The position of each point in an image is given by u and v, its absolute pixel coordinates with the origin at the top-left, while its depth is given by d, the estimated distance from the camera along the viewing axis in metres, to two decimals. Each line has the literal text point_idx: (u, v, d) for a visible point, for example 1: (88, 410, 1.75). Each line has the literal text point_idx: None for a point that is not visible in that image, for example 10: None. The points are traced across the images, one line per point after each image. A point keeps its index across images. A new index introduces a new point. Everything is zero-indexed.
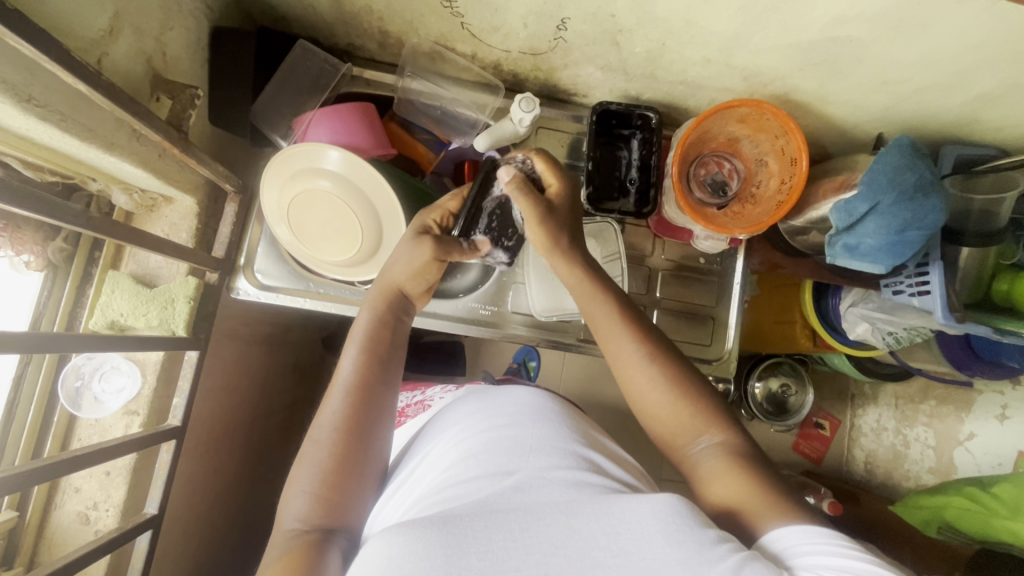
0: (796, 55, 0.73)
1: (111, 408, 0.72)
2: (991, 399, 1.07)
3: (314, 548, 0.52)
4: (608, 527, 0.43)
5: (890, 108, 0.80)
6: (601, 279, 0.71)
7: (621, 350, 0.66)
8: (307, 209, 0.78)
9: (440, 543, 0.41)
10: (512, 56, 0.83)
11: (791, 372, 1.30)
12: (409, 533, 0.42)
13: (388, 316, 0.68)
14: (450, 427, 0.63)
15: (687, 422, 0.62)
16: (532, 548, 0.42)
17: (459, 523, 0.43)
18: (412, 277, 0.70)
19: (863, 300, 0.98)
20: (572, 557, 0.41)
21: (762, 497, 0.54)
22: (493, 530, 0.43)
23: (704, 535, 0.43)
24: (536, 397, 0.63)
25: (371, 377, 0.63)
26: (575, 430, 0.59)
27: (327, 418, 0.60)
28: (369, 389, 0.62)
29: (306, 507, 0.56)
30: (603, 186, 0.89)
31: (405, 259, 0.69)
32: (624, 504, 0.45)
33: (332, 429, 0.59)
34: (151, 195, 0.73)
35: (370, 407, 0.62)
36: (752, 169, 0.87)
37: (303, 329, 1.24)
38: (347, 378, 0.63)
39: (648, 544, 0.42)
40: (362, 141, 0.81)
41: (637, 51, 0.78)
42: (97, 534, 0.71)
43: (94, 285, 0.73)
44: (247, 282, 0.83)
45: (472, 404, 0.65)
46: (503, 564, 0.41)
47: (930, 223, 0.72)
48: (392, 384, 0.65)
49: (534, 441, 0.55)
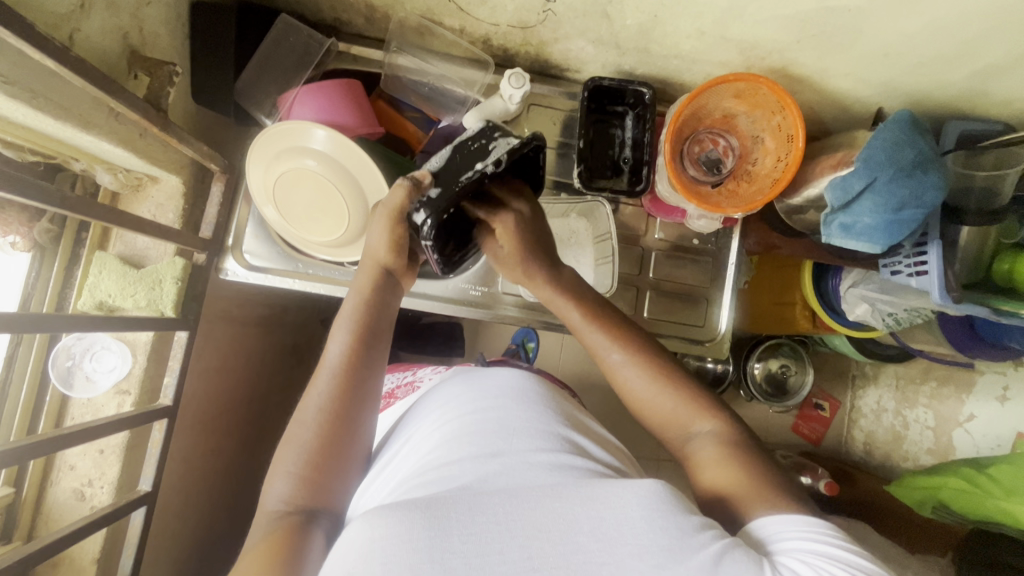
0: (793, 26, 0.70)
1: (103, 387, 0.73)
2: (993, 381, 1.08)
3: (299, 528, 0.54)
4: (592, 513, 0.43)
5: (892, 82, 0.77)
6: (579, 292, 0.71)
7: (598, 344, 0.67)
8: (292, 189, 0.76)
9: (424, 527, 0.41)
10: (501, 30, 0.81)
11: (790, 353, 1.29)
12: (394, 515, 0.42)
13: (376, 298, 0.67)
14: (438, 407, 0.64)
15: (681, 410, 0.62)
16: (515, 531, 0.42)
17: (443, 505, 0.43)
18: (392, 253, 0.67)
19: (864, 281, 0.97)
20: (555, 541, 0.41)
21: (745, 484, 0.54)
22: (477, 513, 0.43)
23: (687, 523, 0.43)
24: (523, 380, 0.63)
25: (359, 361, 0.63)
26: (558, 412, 0.59)
27: (313, 399, 0.61)
28: (355, 372, 0.62)
29: (289, 489, 0.57)
30: (593, 165, 0.88)
31: (377, 230, 0.66)
32: (608, 488, 0.45)
33: (318, 410, 0.60)
34: (136, 174, 0.73)
35: (358, 390, 0.62)
36: (748, 146, 0.85)
37: (300, 310, 1.24)
38: (333, 361, 0.63)
39: (632, 530, 0.42)
40: (348, 120, 0.79)
41: (629, 24, 0.76)
42: (92, 510, 0.72)
43: (81, 267, 0.73)
44: (236, 262, 0.83)
45: (458, 385, 0.66)
46: (486, 547, 0.41)
47: (928, 202, 0.70)
48: (379, 369, 0.65)
49: (517, 424, 0.56)
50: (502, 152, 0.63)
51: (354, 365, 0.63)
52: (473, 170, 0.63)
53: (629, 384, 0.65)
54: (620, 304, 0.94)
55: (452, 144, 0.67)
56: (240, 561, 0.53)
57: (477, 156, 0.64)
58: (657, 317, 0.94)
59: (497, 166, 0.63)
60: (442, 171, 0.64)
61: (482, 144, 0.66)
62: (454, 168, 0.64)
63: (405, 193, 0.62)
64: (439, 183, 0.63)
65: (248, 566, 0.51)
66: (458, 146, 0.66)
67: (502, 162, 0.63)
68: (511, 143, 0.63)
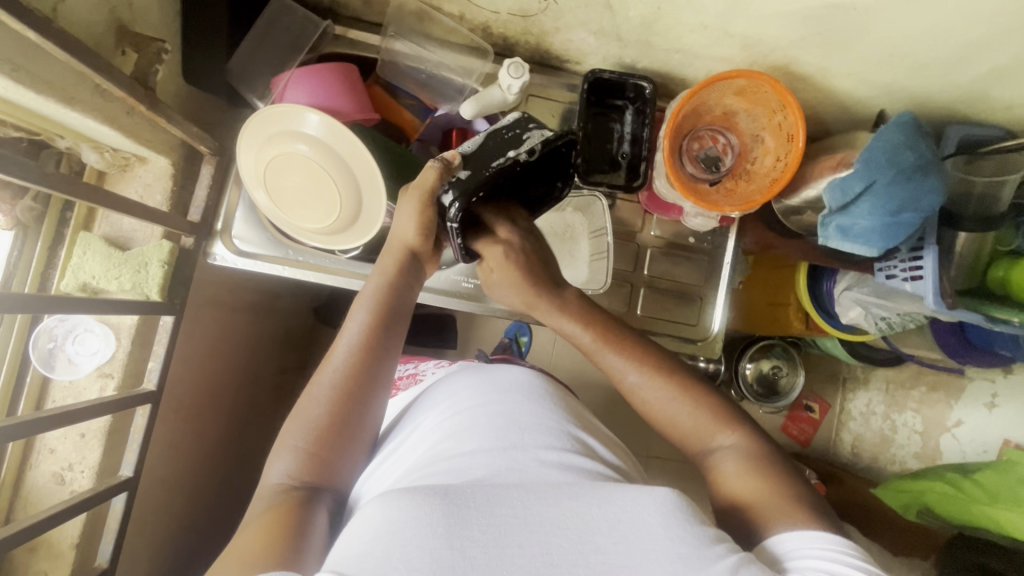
0: (797, 23, 0.69)
1: (85, 370, 0.71)
2: (981, 386, 1.08)
3: (302, 504, 0.54)
4: (609, 514, 0.43)
5: (895, 83, 0.77)
6: (595, 312, 0.72)
7: (616, 366, 0.68)
8: (283, 173, 0.75)
9: (442, 513, 0.41)
10: (501, 18, 0.79)
11: (783, 355, 1.29)
12: (412, 500, 0.42)
13: (400, 280, 0.66)
14: (449, 400, 0.64)
15: (700, 424, 0.62)
16: (534, 526, 0.41)
17: (461, 495, 0.43)
18: (421, 235, 0.66)
19: (858, 284, 0.97)
20: (572, 539, 0.41)
21: (774, 496, 0.53)
22: (494, 505, 0.43)
23: (703, 533, 0.42)
24: (536, 383, 0.64)
25: (377, 342, 0.63)
26: (568, 416, 0.60)
27: (327, 376, 0.61)
28: (372, 354, 0.62)
29: (294, 464, 0.57)
30: (592, 159, 0.87)
31: (406, 211, 0.65)
32: (625, 493, 0.45)
33: (331, 388, 0.60)
34: (124, 153, 0.72)
35: (374, 373, 0.62)
36: (748, 144, 0.84)
37: (292, 297, 1.23)
38: (350, 340, 0.63)
39: (650, 535, 0.41)
40: (343, 105, 0.77)
41: (632, 16, 0.74)
42: (72, 495, 0.71)
43: (65, 247, 0.71)
44: (224, 247, 0.81)
45: (470, 380, 0.66)
46: (504, 539, 0.40)
47: (926, 206, 0.70)
48: (394, 354, 0.64)
49: (529, 421, 0.56)
50: (536, 142, 0.67)
51: (372, 348, 0.62)
52: (507, 156, 0.66)
53: (651, 403, 0.65)
54: (614, 301, 0.93)
55: (486, 131, 0.70)
56: (240, 532, 0.52)
57: (511, 143, 0.67)
58: (649, 314, 0.93)
59: (532, 153, 0.66)
60: (474, 155, 0.67)
61: (515, 134, 0.69)
62: (486, 154, 0.67)
63: (438, 173, 0.64)
64: (472, 166, 0.65)
65: (248, 536, 0.50)
66: (492, 134, 0.69)
67: (536, 152, 0.66)
68: (545, 134, 0.67)
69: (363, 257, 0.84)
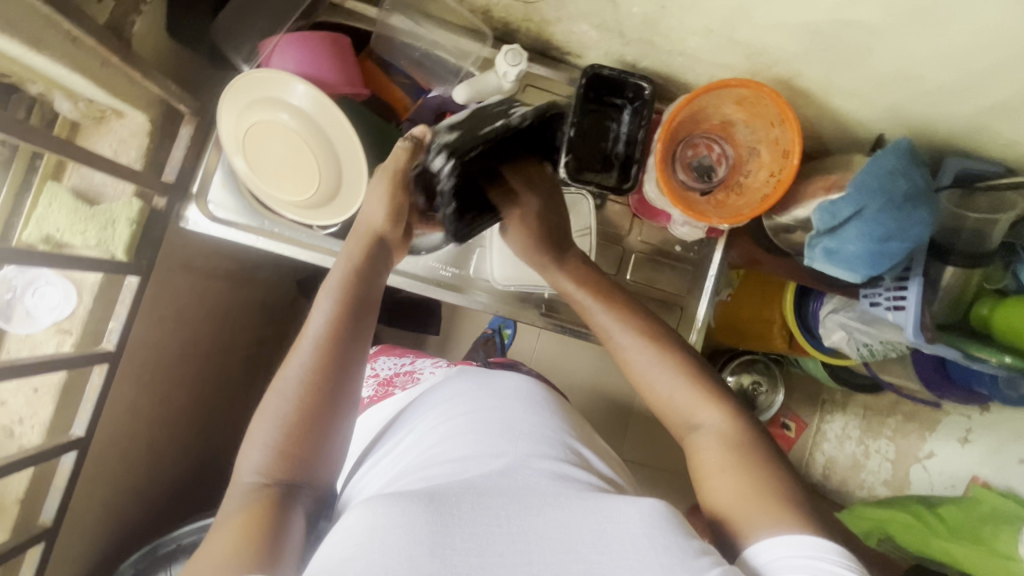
0: (801, 36, 0.67)
1: (43, 324, 0.70)
2: (957, 422, 1.15)
3: (280, 501, 0.53)
4: (594, 524, 0.44)
5: (898, 108, 0.74)
6: (597, 280, 0.73)
7: (609, 331, 0.68)
8: (265, 142, 0.73)
9: (427, 519, 0.42)
10: (502, 2, 0.77)
11: (763, 370, 1.26)
12: (396, 505, 0.43)
13: (364, 262, 0.66)
14: (444, 404, 0.65)
15: (681, 398, 0.62)
16: (517, 535, 0.42)
17: (447, 501, 0.44)
18: (390, 221, 0.68)
19: (844, 308, 0.95)
20: (556, 549, 0.42)
21: (753, 492, 0.52)
22: (480, 513, 0.43)
23: (687, 544, 0.43)
24: (533, 388, 0.66)
25: (343, 330, 0.61)
26: (565, 423, 0.62)
27: (292, 370, 0.59)
28: (336, 342, 0.60)
29: (264, 460, 0.55)
30: (583, 157, 0.83)
31: (377, 194, 0.68)
32: (611, 502, 0.46)
33: (298, 381, 0.58)
34: (98, 106, 0.69)
35: (339, 359, 0.60)
36: (743, 156, 0.82)
37: (273, 270, 1.21)
38: (316, 330, 0.61)
39: (633, 545, 0.42)
40: (330, 76, 0.75)
41: (634, 12, 0.72)
42: (20, 449, 0.69)
43: (31, 197, 0.69)
44: (198, 211, 0.79)
45: (468, 385, 0.67)
46: (487, 548, 0.41)
47: (914, 236, 0.68)
48: (363, 342, 0.62)
49: (522, 426, 0.58)
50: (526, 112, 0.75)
51: (342, 339, 0.60)
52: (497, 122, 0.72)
53: (640, 373, 0.65)
54: None
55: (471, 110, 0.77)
56: (214, 533, 0.51)
57: (496, 116, 0.75)
58: None
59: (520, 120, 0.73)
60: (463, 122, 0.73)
61: (502, 110, 0.76)
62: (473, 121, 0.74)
63: (412, 146, 0.69)
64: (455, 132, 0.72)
65: (222, 537, 0.49)
66: (479, 110, 0.77)
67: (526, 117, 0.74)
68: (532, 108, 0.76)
69: (340, 235, 0.82)
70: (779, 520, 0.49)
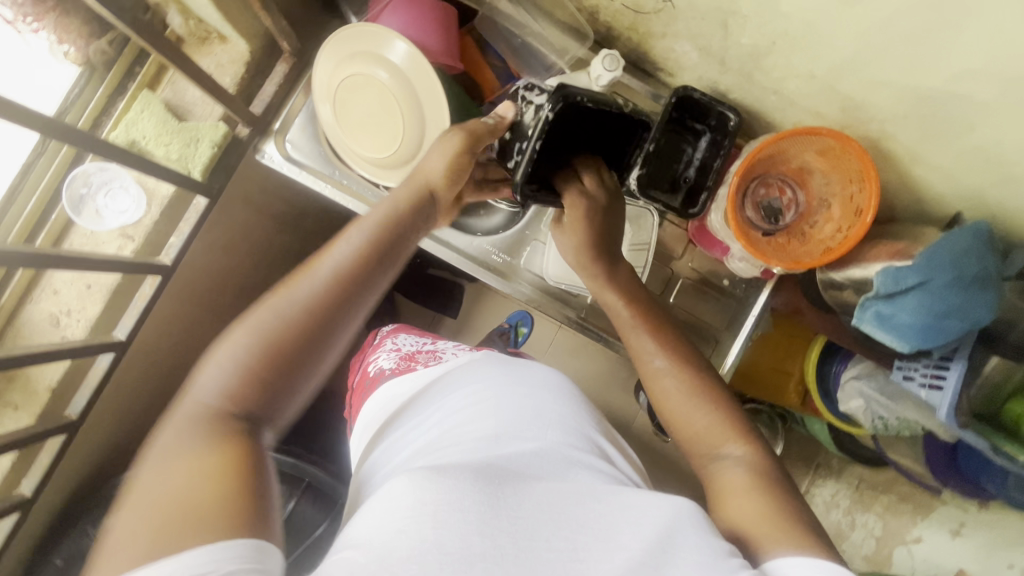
0: (905, 100, 0.67)
1: (109, 226, 0.71)
2: (951, 513, 1.09)
3: (243, 438, 0.45)
4: (631, 518, 0.45)
5: (980, 192, 0.74)
6: (638, 297, 0.73)
7: (639, 345, 0.68)
8: (356, 95, 0.74)
9: (476, 501, 0.42)
10: (613, 7, 0.77)
11: (767, 423, 1.23)
12: (444, 483, 0.42)
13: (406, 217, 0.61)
14: (466, 376, 0.63)
15: (713, 427, 0.59)
16: (561, 523, 0.43)
17: (491, 484, 0.44)
18: (450, 179, 0.66)
19: (867, 377, 0.94)
20: (598, 538, 0.43)
21: (772, 519, 0.50)
22: (526, 500, 0.44)
23: (721, 546, 0.43)
24: (556, 375, 0.66)
25: (367, 271, 0.56)
26: (590, 415, 0.61)
27: (301, 292, 0.52)
28: (354, 283, 0.54)
29: (229, 381, 0.48)
30: (654, 174, 0.85)
31: (440, 151, 0.65)
32: (645, 501, 0.47)
33: (297, 304, 0.52)
34: (207, 26, 0.71)
35: (352, 302, 0.54)
36: (813, 207, 0.82)
37: (317, 220, 1.22)
38: (338, 260, 0.55)
39: (673, 541, 0.43)
40: (432, 44, 0.76)
41: (743, 43, 0.73)
42: (62, 339, 0.71)
43: (125, 100, 0.71)
44: (275, 148, 0.80)
45: (492, 360, 0.66)
46: (534, 532, 0.41)
47: (974, 319, 0.68)
48: (378, 290, 0.57)
49: (551, 415, 0.57)
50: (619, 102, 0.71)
51: (376, 266, 0.56)
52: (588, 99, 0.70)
53: (665, 396, 0.63)
54: None
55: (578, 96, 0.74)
56: (150, 462, 0.42)
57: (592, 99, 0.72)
58: None
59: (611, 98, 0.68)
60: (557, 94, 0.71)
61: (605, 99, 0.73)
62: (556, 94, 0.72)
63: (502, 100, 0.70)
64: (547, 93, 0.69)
65: (172, 473, 0.41)
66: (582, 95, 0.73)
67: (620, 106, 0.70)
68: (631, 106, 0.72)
69: None
70: (801, 545, 0.47)
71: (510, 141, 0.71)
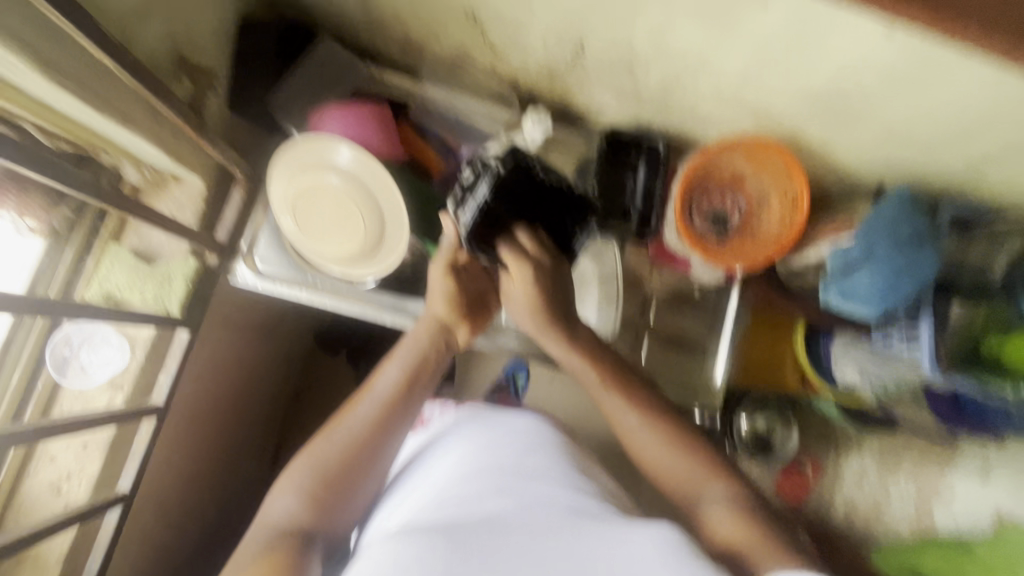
0: (804, 99, 0.75)
1: (97, 381, 0.72)
2: (974, 458, 1.13)
3: (298, 547, 0.56)
4: (610, 554, 0.46)
5: (894, 160, 0.82)
6: (599, 355, 0.75)
7: (610, 406, 0.73)
8: (314, 202, 0.78)
9: (446, 550, 0.46)
10: (529, 74, 0.85)
11: (777, 411, 1.25)
12: (418, 540, 0.47)
13: (430, 348, 0.75)
14: (459, 450, 0.69)
15: (695, 472, 0.66)
16: (530, 560, 0.46)
17: (462, 534, 0.48)
18: (450, 309, 0.76)
19: (854, 344, 0.93)
20: (568, 572, 0.45)
21: (757, 540, 0.55)
22: (494, 542, 0.47)
23: (703, 569, 0.44)
24: (535, 433, 0.71)
25: (401, 399, 0.71)
26: (571, 466, 0.65)
27: (355, 422, 0.68)
28: (393, 411, 0.69)
29: (297, 503, 0.60)
30: (606, 208, 0.92)
31: (435, 281, 0.76)
32: (624, 534, 0.49)
33: (350, 433, 0.66)
34: (162, 172, 0.75)
35: (391, 425, 0.69)
36: (754, 205, 0.89)
37: (296, 321, 1.24)
38: (382, 392, 0.71)
39: (645, 569, 0.45)
40: (376, 141, 0.82)
41: (651, 80, 0.80)
42: (66, 506, 0.70)
43: (94, 257, 0.73)
44: (246, 268, 0.84)
45: (477, 432, 0.72)
46: (501, 572, 0.45)
47: (923, 275, 0.73)
48: (412, 415, 0.71)
49: (531, 470, 0.61)
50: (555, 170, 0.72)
51: (408, 393, 0.71)
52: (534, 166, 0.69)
53: (650, 450, 0.69)
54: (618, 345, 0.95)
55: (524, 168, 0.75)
56: (235, 570, 0.54)
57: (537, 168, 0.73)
58: (653, 361, 0.95)
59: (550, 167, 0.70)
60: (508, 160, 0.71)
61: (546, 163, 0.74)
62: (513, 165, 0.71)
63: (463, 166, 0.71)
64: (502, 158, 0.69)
65: None
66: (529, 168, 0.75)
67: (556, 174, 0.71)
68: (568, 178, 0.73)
69: (379, 288, 0.85)
70: (791, 561, 0.52)
71: (462, 194, 0.70)
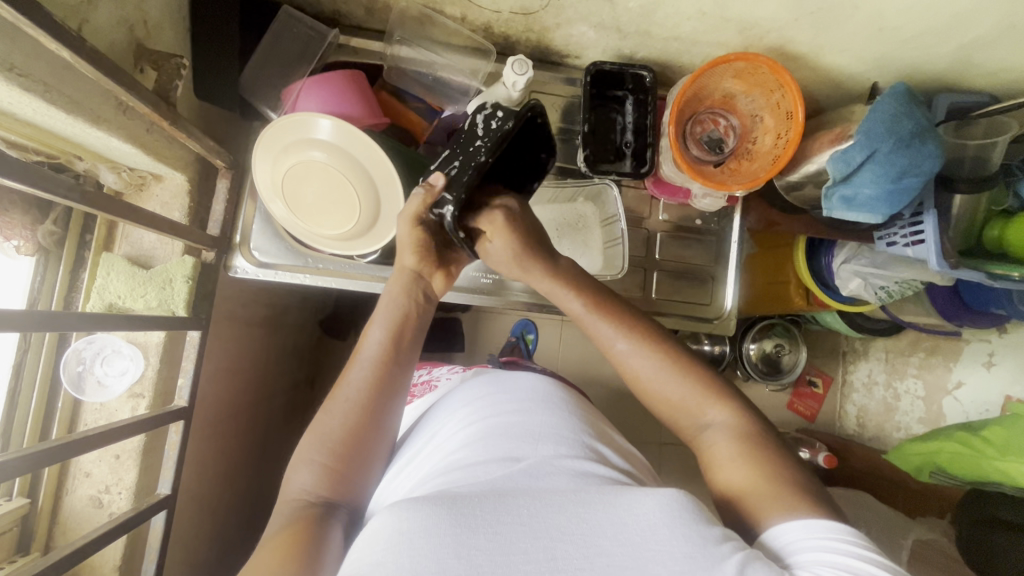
0: (791, 4, 0.72)
1: (116, 392, 0.71)
2: (978, 348, 1.10)
3: (316, 521, 0.55)
4: (616, 518, 0.44)
5: (887, 56, 0.80)
6: (579, 280, 0.70)
7: (598, 330, 0.67)
8: (302, 180, 0.75)
9: (450, 523, 0.43)
10: (503, 17, 0.81)
11: (784, 333, 1.30)
12: (420, 510, 0.43)
13: (409, 301, 0.68)
14: (462, 415, 0.65)
15: (691, 395, 0.62)
16: (539, 532, 0.43)
17: (467, 504, 0.45)
18: (419, 258, 0.69)
19: (855, 256, 0.98)
20: (578, 544, 0.42)
21: (765, 484, 0.53)
22: (502, 513, 0.44)
23: (708, 532, 0.43)
24: (548, 386, 0.68)
25: (394, 358, 0.65)
26: (581, 422, 0.63)
27: (349, 390, 0.63)
28: (387, 371, 0.64)
29: (313, 479, 0.58)
30: (598, 150, 0.87)
31: (401, 234, 0.68)
32: (632, 496, 0.46)
33: (349, 402, 0.62)
34: (140, 173, 0.72)
35: (389, 386, 0.64)
36: (748, 125, 0.87)
37: (300, 310, 1.23)
38: (370, 353, 0.65)
39: (655, 536, 0.43)
40: (355, 110, 0.78)
41: (631, 6, 0.77)
42: (111, 517, 0.70)
43: (88, 270, 0.72)
44: (244, 259, 0.82)
45: (483, 391, 0.68)
46: (511, 547, 0.42)
47: (926, 170, 0.73)
48: (408, 368, 0.66)
49: (541, 433, 0.58)
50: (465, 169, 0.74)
51: (398, 348, 0.65)
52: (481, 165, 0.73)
53: (637, 372, 0.64)
54: (628, 286, 0.95)
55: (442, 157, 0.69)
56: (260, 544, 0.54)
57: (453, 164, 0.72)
58: (663, 297, 0.96)
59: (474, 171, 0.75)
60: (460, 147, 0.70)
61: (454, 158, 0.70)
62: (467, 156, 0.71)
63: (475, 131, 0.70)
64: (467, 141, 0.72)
65: (264, 555, 0.51)
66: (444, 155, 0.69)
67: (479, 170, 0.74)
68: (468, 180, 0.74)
69: (381, 261, 0.84)
70: (799, 507, 0.50)
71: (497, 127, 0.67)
